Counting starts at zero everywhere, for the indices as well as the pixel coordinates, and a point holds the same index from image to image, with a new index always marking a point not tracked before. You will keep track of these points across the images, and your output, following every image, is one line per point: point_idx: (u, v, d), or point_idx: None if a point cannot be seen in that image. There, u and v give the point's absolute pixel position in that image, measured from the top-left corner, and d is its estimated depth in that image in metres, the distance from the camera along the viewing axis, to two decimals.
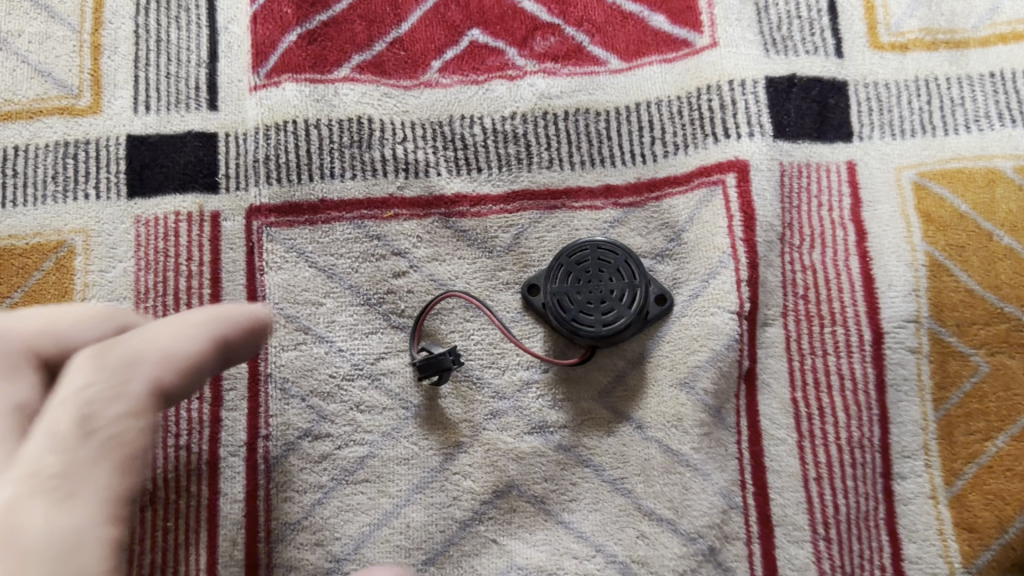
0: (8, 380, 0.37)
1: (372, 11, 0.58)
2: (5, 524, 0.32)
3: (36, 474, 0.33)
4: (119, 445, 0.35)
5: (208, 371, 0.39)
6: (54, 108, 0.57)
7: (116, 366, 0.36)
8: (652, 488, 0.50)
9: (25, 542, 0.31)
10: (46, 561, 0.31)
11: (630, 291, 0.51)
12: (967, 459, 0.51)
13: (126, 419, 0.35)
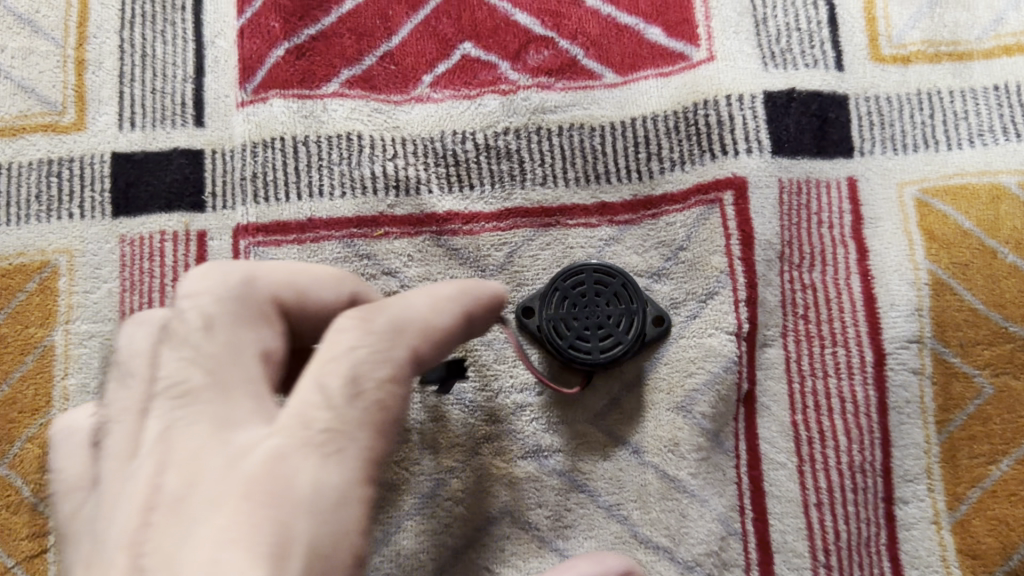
0: (255, 326, 0.38)
1: (362, 24, 0.57)
2: (275, 471, 0.33)
3: (307, 433, 0.35)
4: (378, 411, 0.37)
5: (453, 344, 0.41)
6: (37, 124, 0.56)
7: (386, 328, 0.38)
8: (648, 515, 0.49)
9: (293, 492, 0.33)
10: (323, 513, 0.33)
11: (627, 318, 0.50)
12: (971, 483, 0.49)
13: (396, 383, 0.38)
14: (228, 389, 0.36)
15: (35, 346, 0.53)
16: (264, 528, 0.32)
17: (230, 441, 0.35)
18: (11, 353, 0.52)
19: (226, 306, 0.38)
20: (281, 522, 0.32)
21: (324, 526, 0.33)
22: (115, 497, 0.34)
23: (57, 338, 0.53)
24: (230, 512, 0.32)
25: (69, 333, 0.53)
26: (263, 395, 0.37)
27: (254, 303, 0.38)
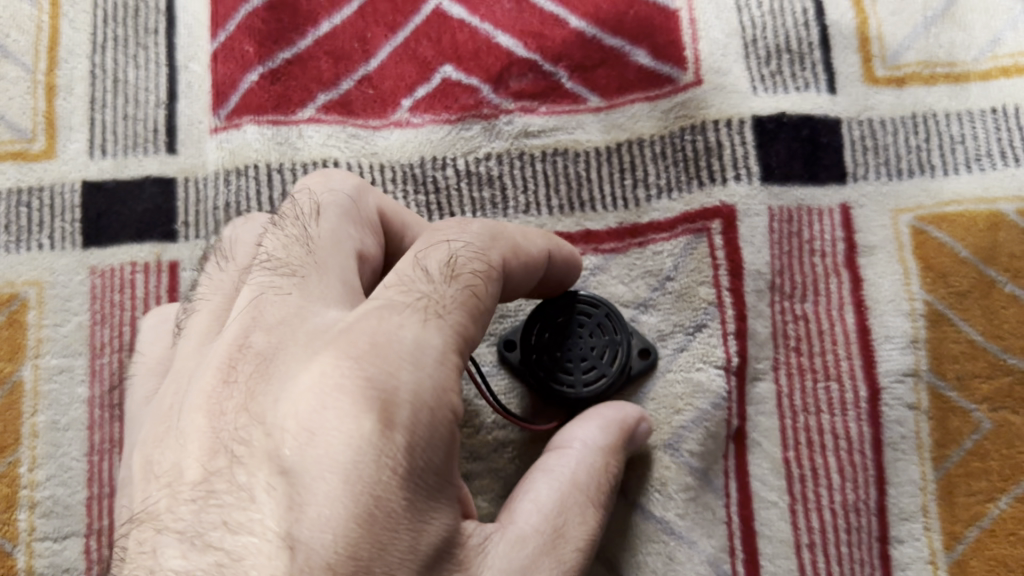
0: (359, 226, 0.38)
1: (339, 47, 0.55)
2: (378, 329, 0.32)
3: (407, 298, 0.33)
4: (476, 293, 0.35)
5: (531, 283, 0.41)
6: (6, 152, 0.54)
7: (482, 230, 0.37)
8: (635, 557, 0.47)
9: (397, 347, 0.32)
10: (429, 368, 0.32)
11: (613, 349, 0.48)
12: (968, 522, 0.48)
13: (487, 280, 0.36)
14: (323, 270, 0.36)
15: (3, 382, 0.51)
16: (363, 376, 0.31)
17: (323, 310, 0.34)
18: None
19: (348, 215, 0.38)
20: (383, 370, 0.31)
21: (426, 376, 0.32)
22: (198, 363, 0.35)
23: (25, 373, 0.51)
24: (327, 366, 0.31)
25: (38, 368, 0.51)
26: (355, 284, 0.36)
27: (359, 211, 0.39)
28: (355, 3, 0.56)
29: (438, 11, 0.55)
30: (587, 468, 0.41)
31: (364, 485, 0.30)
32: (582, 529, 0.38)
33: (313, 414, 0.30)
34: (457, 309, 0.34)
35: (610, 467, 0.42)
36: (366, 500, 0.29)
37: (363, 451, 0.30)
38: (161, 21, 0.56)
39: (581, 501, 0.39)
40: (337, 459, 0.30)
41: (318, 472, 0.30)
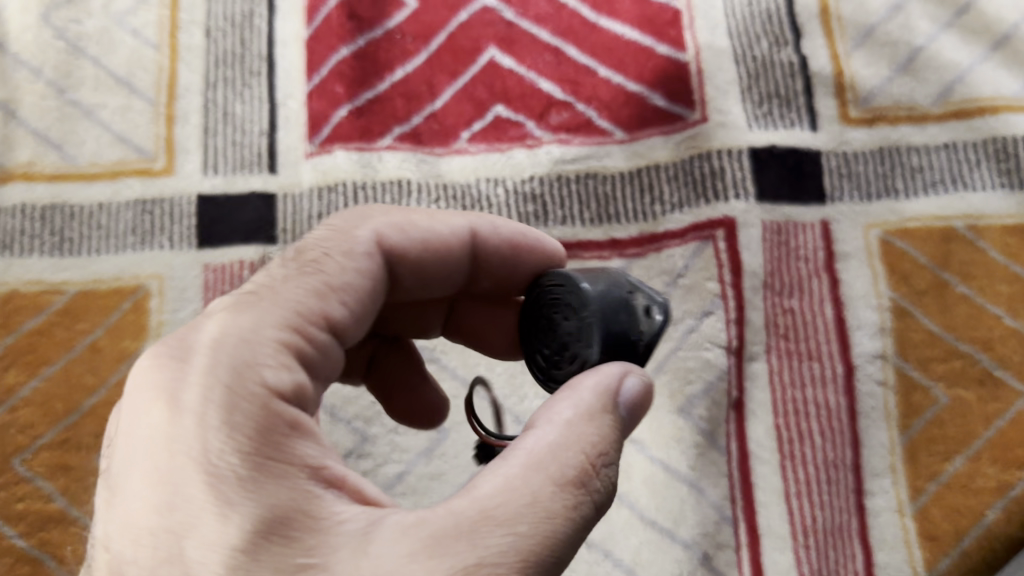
0: None
1: (411, 89, 0.67)
2: (199, 328, 0.38)
3: (240, 293, 0.40)
4: (310, 274, 0.40)
5: (459, 259, 0.47)
6: (133, 170, 0.66)
7: (353, 217, 0.44)
8: (654, 502, 0.58)
9: (202, 341, 0.37)
10: (227, 352, 0.36)
11: (583, 329, 0.42)
12: (928, 477, 0.58)
13: (345, 254, 0.41)
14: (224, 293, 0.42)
15: (129, 355, 0.62)
16: (166, 372, 0.36)
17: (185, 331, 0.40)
18: (108, 361, 0.62)
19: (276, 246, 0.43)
20: (186, 362, 0.36)
21: (221, 356, 0.36)
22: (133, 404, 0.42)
23: (147, 349, 0.62)
24: (146, 371, 0.37)
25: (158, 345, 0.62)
26: None
27: None
28: (424, 54, 0.67)
29: (492, 61, 0.67)
30: (551, 448, 0.36)
31: (165, 468, 0.34)
32: (541, 545, 0.33)
33: (133, 416, 0.36)
34: (297, 289, 0.40)
35: (579, 448, 0.36)
36: (170, 482, 0.34)
37: (160, 436, 0.34)
38: (262, 66, 0.67)
39: (536, 481, 0.35)
40: (144, 450, 0.35)
41: (134, 464, 0.35)
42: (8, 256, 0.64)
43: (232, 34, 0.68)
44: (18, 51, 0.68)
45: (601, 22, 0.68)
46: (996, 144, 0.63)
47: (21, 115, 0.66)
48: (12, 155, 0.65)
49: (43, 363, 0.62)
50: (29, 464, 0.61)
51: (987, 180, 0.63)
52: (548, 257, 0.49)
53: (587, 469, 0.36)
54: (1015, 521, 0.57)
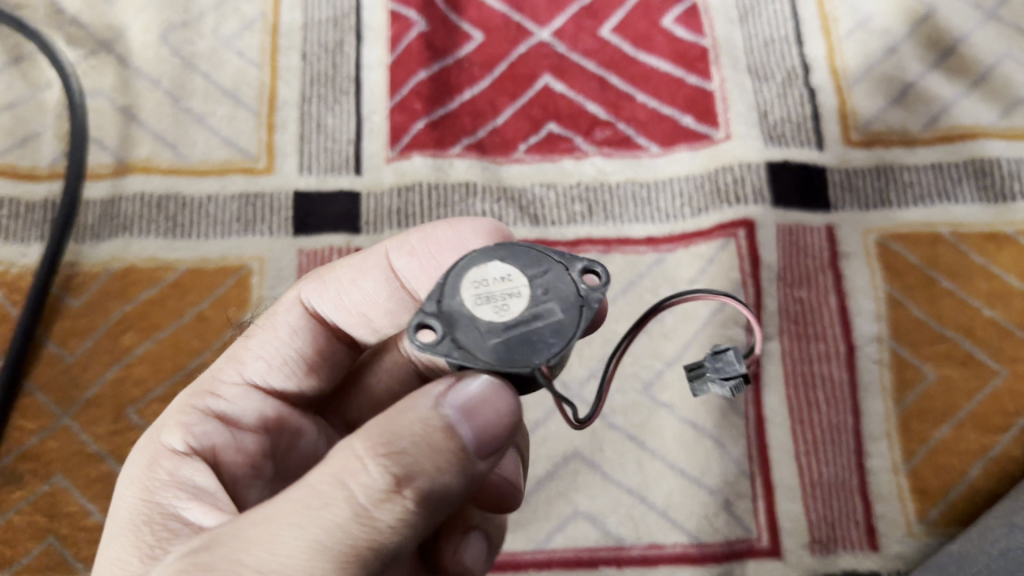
0: None
1: (477, 107, 0.78)
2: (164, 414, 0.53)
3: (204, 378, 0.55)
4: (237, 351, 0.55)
5: (376, 279, 0.56)
6: (238, 168, 0.76)
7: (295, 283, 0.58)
8: (683, 456, 0.68)
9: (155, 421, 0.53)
10: (153, 425, 0.51)
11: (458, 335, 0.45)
12: (920, 442, 0.68)
13: (271, 314, 0.56)
14: None
15: (232, 323, 0.72)
16: None
17: None
18: (213, 327, 0.72)
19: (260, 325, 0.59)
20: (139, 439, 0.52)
21: (149, 429, 0.51)
22: None
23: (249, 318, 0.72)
24: None
25: None
26: None
27: None
28: (489, 79, 0.79)
29: (547, 87, 0.78)
30: (346, 455, 0.38)
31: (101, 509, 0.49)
32: (307, 552, 0.36)
33: None
34: (221, 362, 0.54)
35: (376, 455, 0.38)
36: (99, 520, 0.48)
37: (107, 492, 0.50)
38: (350, 85, 0.79)
39: (318, 487, 0.37)
40: None
41: None
42: (128, 237, 0.74)
43: (326, 58, 0.80)
44: (140, 66, 0.79)
45: (640, 57, 0.79)
46: (975, 165, 0.75)
47: (142, 119, 0.78)
48: (133, 151, 0.77)
49: (156, 328, 0.72)
50: (140, 414, 0.70)
51: (967, 194, 0.74)
52: (465, 246, 0.55)
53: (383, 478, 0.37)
54: (994, 477, 0.66)
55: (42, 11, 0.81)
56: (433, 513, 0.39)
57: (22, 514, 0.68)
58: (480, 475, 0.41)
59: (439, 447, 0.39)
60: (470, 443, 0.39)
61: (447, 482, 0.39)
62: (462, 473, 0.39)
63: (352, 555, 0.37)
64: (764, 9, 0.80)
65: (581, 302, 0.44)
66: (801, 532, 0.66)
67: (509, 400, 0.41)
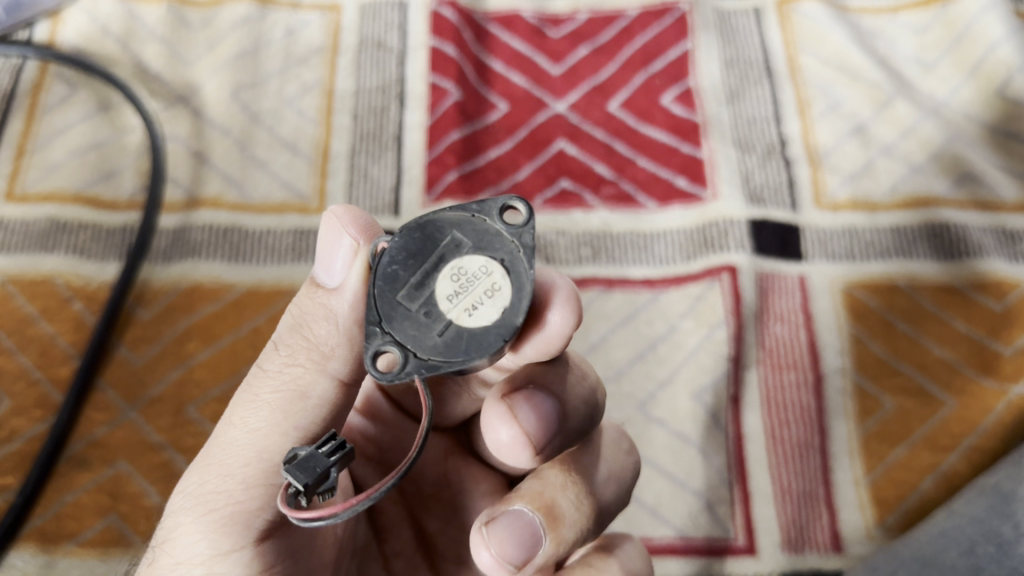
0: None
1: (502, 164, 0.90)
2: None
3: None
4: None
5: None
6: (293, 208, 0.88)
7: None
8: (672, 463, 0.77)
9: None
10: None
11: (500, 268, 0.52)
12: (879, 460, 0.77)
13: None
14: None
15: None
16: None
17: None
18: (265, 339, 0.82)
19: None
20: None
21: None
22: None
23: None
24: None
25: None
26: None
27: None
28: (512, 141, 0.92)
29: (561, 150, 0.91)
30: None
31: None
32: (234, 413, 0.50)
33: None
34: None
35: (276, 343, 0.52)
36: None
37: None
38: (393, 143, 0.91)
39: None
40: None
41: None
42: (196, 260, 0.85)
43: (373, 119, 0.93)
44: (213, 118, 0.92)
45: (642, 128, 0.92)
46: (928, 228, 0.87)
47: (212, 162, 0.90)
48: (203, 189, 0.89)
49: (215, 337, 0.82)
50: (199, 410, 0.79)
51: (921, 252, 0.86)
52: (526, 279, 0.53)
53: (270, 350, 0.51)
54: (942, 490, 0.76)
55: (130, 69, 0.95)
56: (313, 349, 0.49)
57: (89, 494, 0.75)
58: (346, 307, 0.49)
59: (299, 303, 0.51)
60: (326, 283, 0.50)
61: (312, 321, 0.50)
62: (324, 309, 0.49)
63: (257, 400, 0.49)
64: (749, 93, 0.94)
65: (387, 327, 0.48)
66: (774, 532, 0.75)
67: (342, 228, 0.49)
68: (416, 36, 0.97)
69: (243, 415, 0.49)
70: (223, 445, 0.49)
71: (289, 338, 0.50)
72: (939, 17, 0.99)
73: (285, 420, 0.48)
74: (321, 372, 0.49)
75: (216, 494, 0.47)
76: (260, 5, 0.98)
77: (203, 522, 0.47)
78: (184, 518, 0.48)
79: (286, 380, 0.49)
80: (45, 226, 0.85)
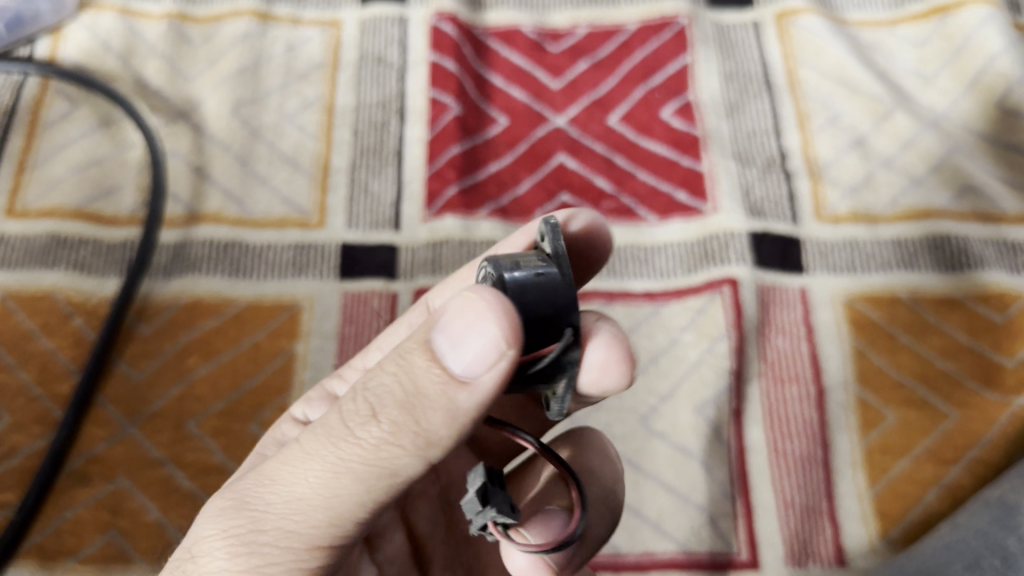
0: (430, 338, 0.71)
1: (502, 177, 0.91)
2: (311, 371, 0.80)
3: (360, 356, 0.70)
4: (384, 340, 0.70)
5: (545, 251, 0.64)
6: (293, 223, 0.88)
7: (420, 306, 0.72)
8: (674, 478, 0.77)
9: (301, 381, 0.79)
10: None
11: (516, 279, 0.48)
12: (882, 472, 0.77)
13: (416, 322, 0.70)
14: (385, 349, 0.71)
15: (281, 353, 0.82)
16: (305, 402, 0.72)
17: None
18: (265, 353, 0.82)
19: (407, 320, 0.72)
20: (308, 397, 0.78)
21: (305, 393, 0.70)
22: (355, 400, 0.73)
23: (298, 349, 0.82)
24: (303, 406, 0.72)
25: (307, 345, 0.82)
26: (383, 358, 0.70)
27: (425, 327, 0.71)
28: (512, 155, 0.92)
29: (562, 164, 0.91)
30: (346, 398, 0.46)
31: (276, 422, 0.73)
32: (303, 468, 0.45)
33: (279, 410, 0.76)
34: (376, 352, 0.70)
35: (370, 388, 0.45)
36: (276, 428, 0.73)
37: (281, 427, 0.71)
38: (393, 157, 0.92)
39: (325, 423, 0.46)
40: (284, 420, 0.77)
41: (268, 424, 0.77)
42: (195, 275, 0.85)
43: (374, 134, 0.93)
44: (213, 133, 0.92)
45: (642, 142, 0.92)
46: (929, 240, 0.87)
47: (213, 178, 0.90)
48: (203, 204, 0.89)
49: (216, 352, 0.82)
50: (199, 426, 0.78)
51: (923, 264, 0.86)
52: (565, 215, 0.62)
53: (367, 414, 0.44)
54: (946, 503, 0.75)
55: (130, 85, 0.95)
56: (419, 435, 0.44)
57: (89, 510, 0.75)
58: (473, 401, 0.43)
59: (416, 375, 0.43)
60: (453, 368, 0.42)
61: (429, 407, 0.43)
62: (444, 397, 0.43)
63: (341, 468, 0.44)
64: (748, 107, 0.95)
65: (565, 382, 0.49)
66: (777, 546, 0.74)
67: (491, 317, 0.41)
68: (417, 51, 0.97)
69: (319, 478, 0.45)
70: (287, 499, 0.46)
71: (395, 413, 0.43)
72: (938, 30, 0.99)
73: (366, 492, 0.45)
74: (418, 457, 0.45)
75: (276, 548, 0.46)
76: (261, 21, 0.99)
77: (257, 571, 0.46)
78: (231, 564, 0.47)
79: (378, 459, 0.44)
80: (45, 242, 0.85)
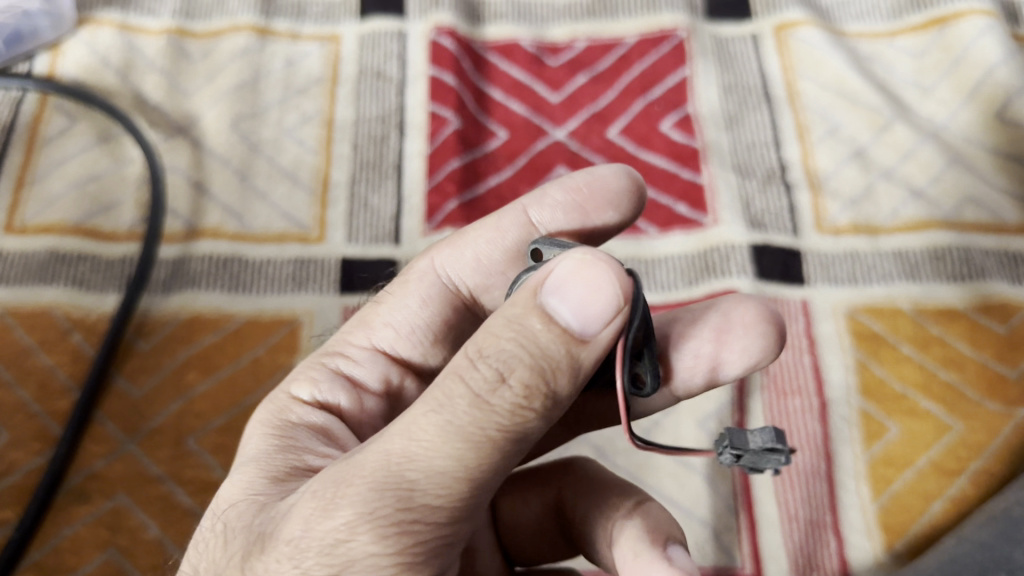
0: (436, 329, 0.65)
1: (502, 191, 0.91)
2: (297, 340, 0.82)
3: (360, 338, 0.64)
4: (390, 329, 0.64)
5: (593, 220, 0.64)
6: (293, 238, 0.88)
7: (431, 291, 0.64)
8: (677, 492, 0.77)
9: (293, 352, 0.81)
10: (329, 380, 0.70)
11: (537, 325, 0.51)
12: (886, 485, 0.77)
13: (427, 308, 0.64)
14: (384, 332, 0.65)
15: (281, 368, 0.81)
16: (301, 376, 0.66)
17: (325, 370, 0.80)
18: (265, 369, 0.81)
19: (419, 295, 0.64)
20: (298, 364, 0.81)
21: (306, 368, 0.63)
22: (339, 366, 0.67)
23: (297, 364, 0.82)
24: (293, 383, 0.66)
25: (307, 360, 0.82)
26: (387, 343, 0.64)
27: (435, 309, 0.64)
28: (512, 169, 0.92)
29: (562, 177, 0.91)
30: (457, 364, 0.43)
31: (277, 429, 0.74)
32: (439, 440, 0.42)
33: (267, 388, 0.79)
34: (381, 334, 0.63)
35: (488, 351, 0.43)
36: None
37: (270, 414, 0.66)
38: (393, 171, 0.92)
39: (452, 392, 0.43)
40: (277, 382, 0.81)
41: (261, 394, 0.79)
42: (195, 291, 0.85)
43: (373, 148, 0.93)
44: (213, 149, 0.92)
45: (642, 154, 0.92)
46: (929, 251, 0.87)
47: (212, 193, 0.90)
48: (202, 220, 0.89)
49: (216, 368, 0.81)
50: (198, 442, 0.78)
51: (924, 275, 0.86)
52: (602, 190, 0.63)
53: (497, 379, 0.42)
54: (951, 515, 0.75)
55: (129, 100, 0.95)
56: (549, 396, 0.43)
57: (88, 527, 0.74)
58: (591, 360, 0.43)
59: (538, 337, 0.42)
60: (571, 325, 0.42)
61: (557, 370, 0.42)
62: (567, 356, 0.42)
63: (481, 436, 0.42)
64: (747, 119, 0.95)
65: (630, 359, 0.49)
66: (780, 560, 0.74)
67: (612, 281, 0.41)
68: (416, 66, 0.97)
69: (461, 448, 0.42)
70: (429, 474, 0.42)
71: (526, 374, 0.42)
72: (937, 40, 0.99)
73: (501, 458, 0.43)
74: (544, 418, 0.43)
75: (424, 526, 0.43)
76: (260, 36, 0.99)
77: (405, 552, 0.43)
78: (379, 549, 0.42)
79: (515, 422, 0.42)
80: (44, 258, 0.85)
